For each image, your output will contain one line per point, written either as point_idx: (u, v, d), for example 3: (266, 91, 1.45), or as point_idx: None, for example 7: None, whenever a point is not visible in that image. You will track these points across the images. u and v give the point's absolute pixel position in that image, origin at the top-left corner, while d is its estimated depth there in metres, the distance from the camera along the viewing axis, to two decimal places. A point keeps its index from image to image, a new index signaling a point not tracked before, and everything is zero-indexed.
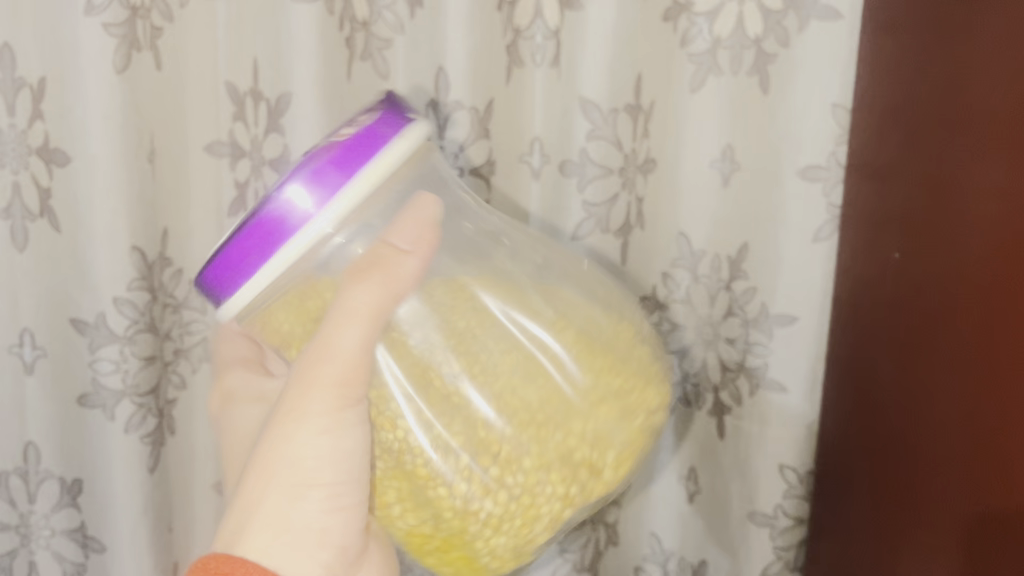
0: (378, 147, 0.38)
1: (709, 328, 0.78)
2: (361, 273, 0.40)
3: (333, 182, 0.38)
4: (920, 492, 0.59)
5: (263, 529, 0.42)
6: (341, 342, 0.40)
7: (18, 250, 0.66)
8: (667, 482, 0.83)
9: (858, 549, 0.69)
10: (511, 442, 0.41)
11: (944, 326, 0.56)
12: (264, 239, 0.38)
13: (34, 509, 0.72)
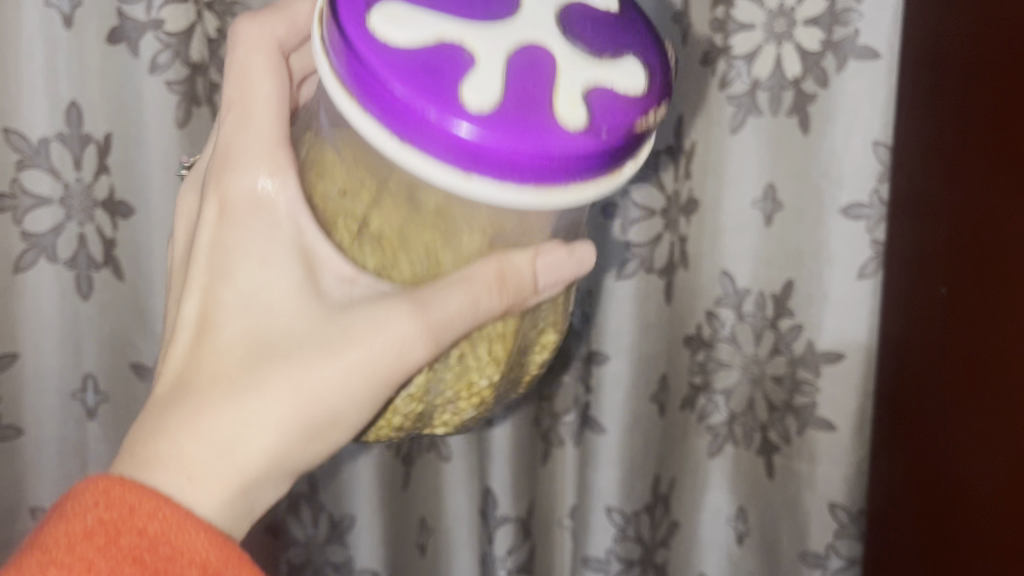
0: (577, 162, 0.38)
1: (756, 366, 0.78)
2: (510, 286, 0.42)
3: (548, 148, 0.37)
4: (966, 528, 0.60)
5: (252, 455, 0.39)
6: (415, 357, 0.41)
7: (82, 298, 0.67)
8: (713, 522, 0.83)
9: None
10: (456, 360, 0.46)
11: (988, 365, 0.57)
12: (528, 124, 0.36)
13: None
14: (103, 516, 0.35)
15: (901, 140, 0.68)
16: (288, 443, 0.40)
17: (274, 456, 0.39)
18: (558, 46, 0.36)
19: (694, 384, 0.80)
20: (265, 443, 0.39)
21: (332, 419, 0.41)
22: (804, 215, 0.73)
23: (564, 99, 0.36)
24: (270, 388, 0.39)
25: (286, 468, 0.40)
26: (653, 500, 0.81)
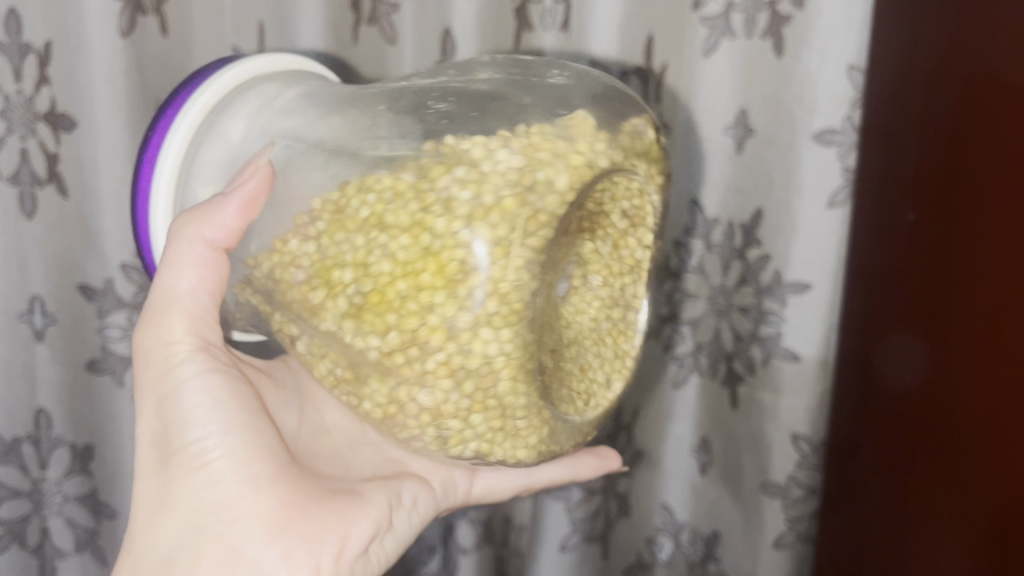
0: (170, 118, 0.43)
1: (723, 297, 0.77)
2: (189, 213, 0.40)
3: (151, 139, 0.43)
4: (926, 459, 0.60)
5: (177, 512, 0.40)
6: (180, 286, 0.40)
7: (26, 217, 0.64)
8: (677, 451, 0.83)
9: (868, 519, 0.70)
10: (459, 186, 0.36)
11: (958, 312, 0.56)
12: (142, 204, 0.44)
13: (47, 476, 0.70)
14: None
15: (880, 63, 0.66)
16: (156, 504, 0.40)
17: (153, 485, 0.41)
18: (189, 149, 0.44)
19: (660, 314, 0.79)
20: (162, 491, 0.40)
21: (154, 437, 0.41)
22: (776, 140, 0.71)
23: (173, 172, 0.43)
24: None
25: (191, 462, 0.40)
26: (615, 429, 0.80)
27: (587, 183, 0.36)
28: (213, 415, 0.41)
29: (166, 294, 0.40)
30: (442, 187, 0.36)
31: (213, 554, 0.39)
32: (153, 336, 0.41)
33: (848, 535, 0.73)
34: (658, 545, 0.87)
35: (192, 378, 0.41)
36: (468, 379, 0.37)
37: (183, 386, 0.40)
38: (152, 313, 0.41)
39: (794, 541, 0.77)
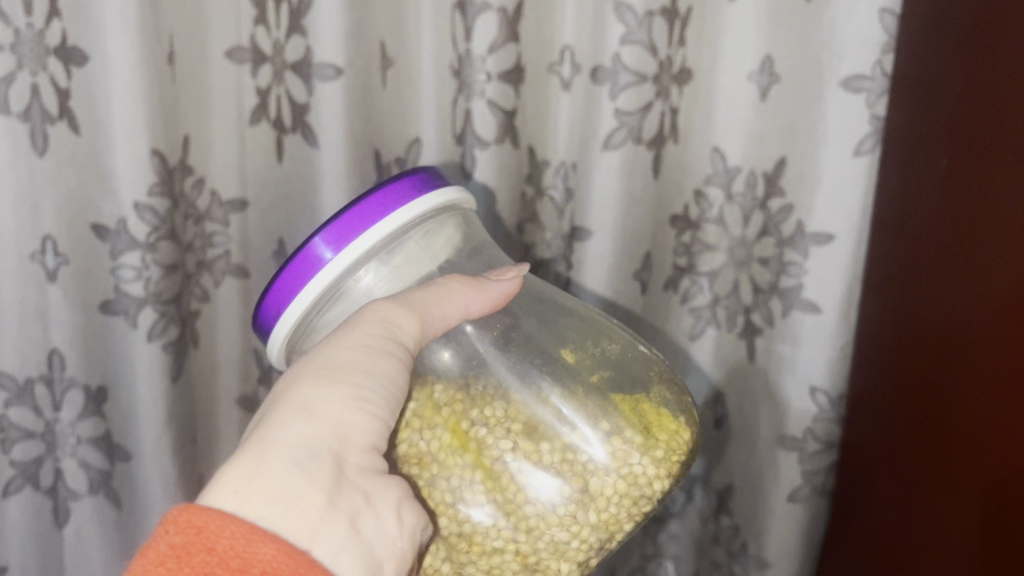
0: (388, 210, 0.46)
1: (743, 250, 0.76)
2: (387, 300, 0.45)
3: (342, 227, 0.45)
4: (954, 413, 0.60)
5: (286, 431, 0.39)
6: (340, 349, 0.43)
7: (39, 155, 0.62)
8: (692, 406, 0.82)
9: (891, 478, 0.69)
10: (535, 463, 0.46)
11: (996, 254, 0.54)
12: (302, 269, 0.46)
13: (59, 418, 0.70)
14: (175, 541, 0.32)
15: (913, 8, 0.65)
16: (270, 430, 0.39)
17: (297, 396, 0.40)
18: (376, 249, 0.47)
19: (678, 265, 0.78)
20: (310, 407, 0.40)
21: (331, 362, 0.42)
22: (801, 87, 0.70)
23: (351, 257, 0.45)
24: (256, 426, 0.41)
25: (350, 399, 0.41)
26: None
27: (666, 479, 0.48)
28: (383, 389, 0.43)
29: (426, 313, 0.46)
30: (539, 462, 0.46)
31: (328, 480, 0.38)
32: (384, 319, 0.44)
33: (865, 489, 0.73)
34: (671, 499, 0.85)
35: (390, 358, 0.44)
36: (542, 544, 0.46)
37: (355, 342, 0.43)
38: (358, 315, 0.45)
39: (810, 494, 0.78)
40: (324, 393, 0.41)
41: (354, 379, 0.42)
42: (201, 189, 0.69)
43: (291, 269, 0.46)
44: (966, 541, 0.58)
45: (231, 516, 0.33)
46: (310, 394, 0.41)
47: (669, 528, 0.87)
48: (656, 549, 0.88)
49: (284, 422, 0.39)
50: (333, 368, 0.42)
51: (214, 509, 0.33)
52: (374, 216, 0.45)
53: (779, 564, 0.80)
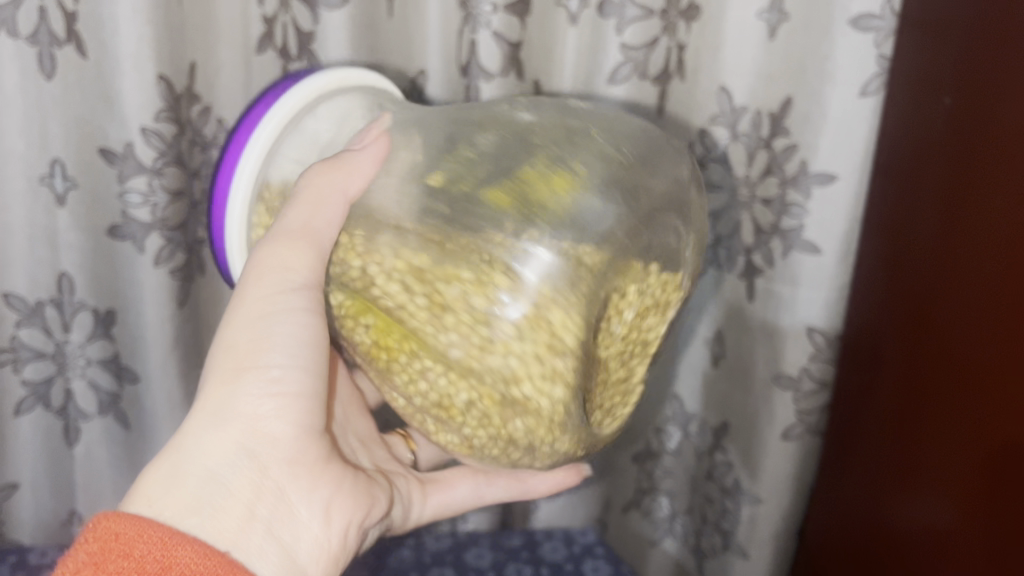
0: (261, 115, 0.47)
1: (746, 189, 0.75)
2: (281, 237, 0.43)
3: (236, 135, 0.47)
4: (948, 361, 0.61)
5: (201, 437, 0.43)
6: (252, 288, 0.44)
7: (46, 79, 0.63)
8: (690, 345, 0.83)
9: (885, 430, 0.70)
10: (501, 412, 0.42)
11: (999, 193, 0.55)
12: (219, 197, 0.47)
13: (69, 340, 0.71)
14: (91, 550, 0.36)
15: None
16: (184, 440, 0.43)
17: (210, 394, 0.44)
18: (267, 140, 0.46)
19: None
20: (222, 404, 0.44)
21: (232, 345, 0.45)
22: (811, 25, 0.68)
23: (259, 158, 0.46)
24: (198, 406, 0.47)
25: (250, 387, 0.44)
26: None
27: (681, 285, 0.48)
28: (298, 353, 0.45)
29: (305, 233, 0.43)
30: (501, 415, 0.42)
31: (252, 495, 0.43)
32: (277, 260, 0.43)
33: (858, 433, 0.75)
34: (666, 435, 0.88)
35: (287, 313, 0.44)
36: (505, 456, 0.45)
37: (273, 317, 0.44)
38: (254, 268, 0.44)
39: (803, 433, 0.78)
40: (241, 389, 0.44)
41: (261, 366, 0.44)
42: (207, 117, 0.69)
43: (213, 196, 0.48)
44: (961, 481, 0.59)
45: (146, 524, 0.38)
46: (223, 390, 0.44)
47: (664, 463, 0.89)
48: (652, 483, 0.90)
49: (199, 430, 0.43)
50: (242, 348, 0.44)
51: (132, 517, 0.38)
52: (263, 106, 0.47)
53: (770, 499, 0.81)
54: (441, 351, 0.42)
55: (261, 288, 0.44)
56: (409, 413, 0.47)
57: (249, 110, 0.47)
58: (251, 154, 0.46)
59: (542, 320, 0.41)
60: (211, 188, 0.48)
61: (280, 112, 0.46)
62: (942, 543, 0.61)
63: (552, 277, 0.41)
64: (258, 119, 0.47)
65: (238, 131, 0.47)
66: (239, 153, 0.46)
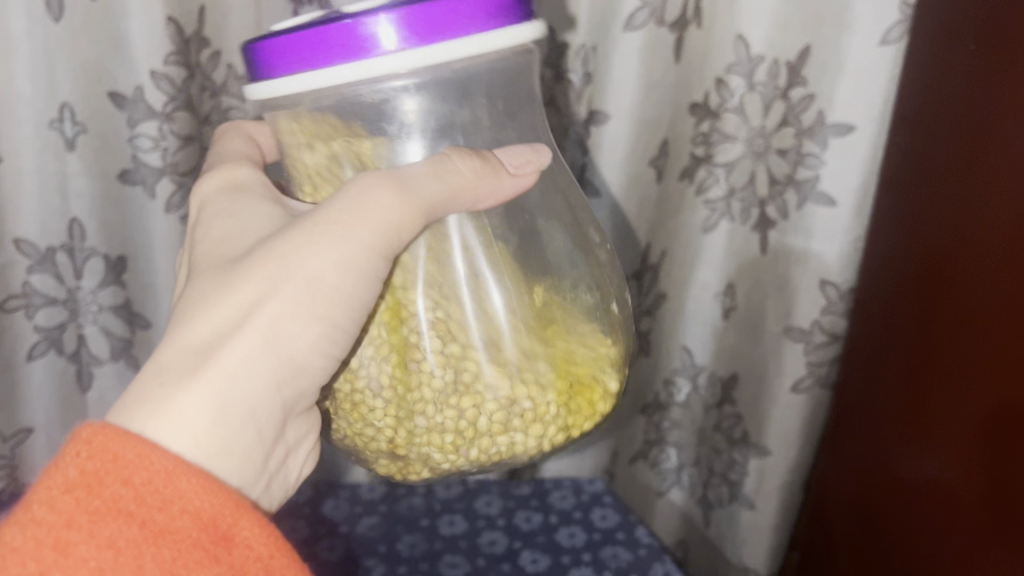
0: (443, 36, 0.37)
1: (762, 139, 0.74)
2: (366, 193, 0.39)
3: (395, 29, 0.37)
4: (957, 322, 0.62)
5: (236, 371, 0.37)
6: (340, 227, 0.39)
7: (53, 20, 0.62)
8: (701, 298, 0.83)
9: (890, 388, 0.71)
10: (397, 410, 0.43)
11: (1018, 147, 0.55)
12: (326, 46, 0.37)
13: (81, 286, 0.71)
14: (86, 466, 0.32)
15: None
16: (212, 371, 0.37)
17: (272, 314, 0.38)
18: (402, 65, 0.37)
19: (695, 155, 0.76)
20: (277, 339, 0.38)
21: (309, 281, 0.39)
22: None
23: (372, 69, 0.37)
24: (213, 306, 0.38)
25: (306, 333, 0.39)
26: (642, 268, 0.81)
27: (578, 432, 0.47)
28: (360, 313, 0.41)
29: (395, 190, 0.39)
30: (389, 406, 0.43)
31: (263, 443, 0.39)
32: (374, 211, 0.39)
33: (865, 388, 0.75)
34: (675, 386, 0.88)
35: (372, 277, 0.40)
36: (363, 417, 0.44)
37: (362, 277, 0.40)
38: (352, 194, 0.39)
39: (813, 386, 0.78)
40: (298, 332, 0.39)
41: (332, 322, 0.40)
42: (217, 62, 0.67)
43: (313, 40, 0.38)
44: (966, 427, 0.60)
45: (154, 447, 0.33)
46: (287, 324, 0.39)
47: (671, 416, 0.89)
48: (659, 435, 0.90)
49: (221, 366, 0.37)
50: (313, 287, 0.39)
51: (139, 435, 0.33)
52: (442, 28, 0.37)
53: (778, 452, 0.81)
54: (418, 355, 0.42)
55: (358, 242, 0.39)
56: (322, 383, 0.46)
57: (438, 3, 0.37)
58: (382, 62, 0.37)
59: (497, 368, 0.43)
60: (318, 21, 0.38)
61: (436, 59, 0.37)
62: (944, 489, 0.63)
63: (516, 337, 0.43)
64: (420, 41, 0.37)
65: (402, 15, 0.37)
66: (375, 49, 0.37)
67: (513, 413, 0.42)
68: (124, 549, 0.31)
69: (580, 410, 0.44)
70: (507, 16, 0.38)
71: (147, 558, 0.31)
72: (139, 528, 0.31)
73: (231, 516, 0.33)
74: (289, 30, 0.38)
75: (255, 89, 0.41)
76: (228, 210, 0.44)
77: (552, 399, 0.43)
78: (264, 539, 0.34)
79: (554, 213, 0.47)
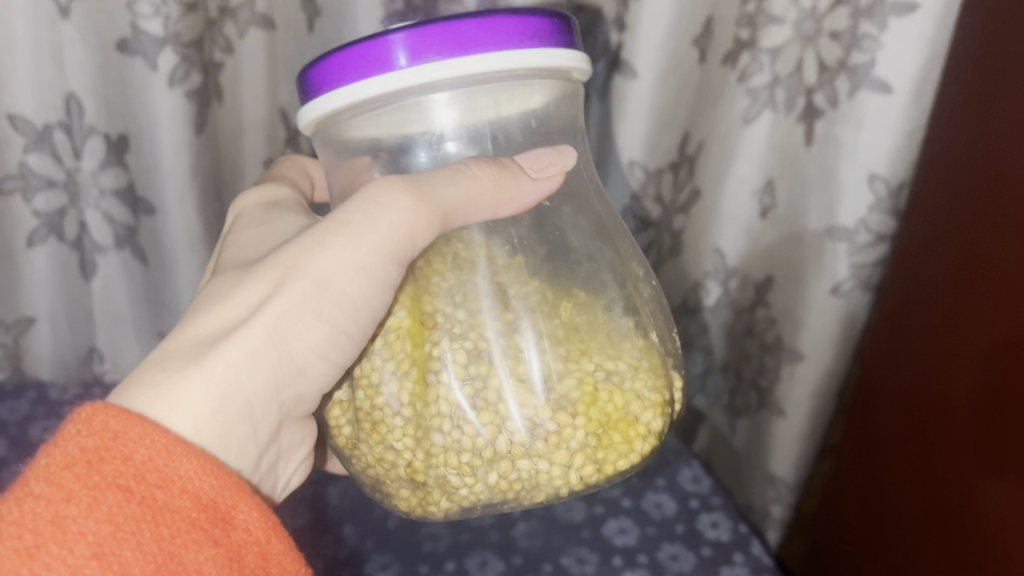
0: (473, 51, 0.41)
1: (812, 22, 0.68)
2: (378, 202, 0.42)
3: (430, 43, 0.40)
4: (1008, 240, 0.58)
5: (242, 365, 0.40)
6: (353, 242, 0.42)
7: None
8: (737, 194, 0.78)
9: (931, 303, 0.68)
10: (428, 441, 0.44)
11: None
12: (367, 62, 0.41)
13: (80, 168, 0.67)
14: (88, 445, 0.33)
15: None
16: (222, 360, 0.40)
17: (278, 312, 0.42)
18: (436, 72, 0.41)
19: (739, 38, 0.71)
20: (282, 338, 0.42)
21: (318, 283, 0.42)
22: None
23: (408, 75, 0.41)
24: (221, 308, 0.42)
25: (307, 334, 0.43)
26: (678, 159, 0.77)
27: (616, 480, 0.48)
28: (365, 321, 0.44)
29: (414, 198, 0.42)
30: (409, 429, 0.45)
31: (258, 433, 0.42)
32: (382, 225, 0.42)
33: (910, 292, 0.71)
34: (705, 289, 0.84)
35: (379, 288, 0.43)
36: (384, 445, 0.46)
37: (370, 289, 0.43)
38: (368, 201, 0.42)
39: (854, 289, 0.74)
40: (301, 333, 0.42)
41: (334, 326, 0.43)
42: None
43: (357, 53, 0.41)
44: (982, 396, 0.61)
45: (147, 424, 0.35)
46: (292, 322, 0.42)
47: (700, 319, 0.86)
48: (686, 338, 0.87)
49: (232, 361, 0.40)
50: (322, 291, 0.42)
51: (134, 414, 0.35)
52: (475, 42, 0.41)
53: (810, 357, 0.77)
54: (439, 382, 0.44)
55: (367, 256, 0.42)
56: (349, 412, 0.48)
57: (477, 23, 0.41)
58: (417, 72, 0.41)
59: (517, 390, 0.43)
60: (360, 40, 0.42)
61: (466, 69, 0.41)
62: (965, 459, 0.64)
63: (540, 360, 0.44)
64: (453, 54, 0.41)
65: (434, 32, 0.40)
66: (412, 62, 0.41)
67: (536, 433, 0.43)
68: (124, 523, 0.32)
69: (614, 436, 0.45)
70: (545, 38, 0.43)
71: (146, 534, 0.33)
72: (137, 504, 0.33)
73: (229, 498, 0.35)
74: (336, 51, 0.42)
75: (303, 113, 0.45)
76: (260, 229, 0.50)
77: (578, 421, 0.44)
78: (258, 525, 0.36)
79: (590, 236, 0.50)
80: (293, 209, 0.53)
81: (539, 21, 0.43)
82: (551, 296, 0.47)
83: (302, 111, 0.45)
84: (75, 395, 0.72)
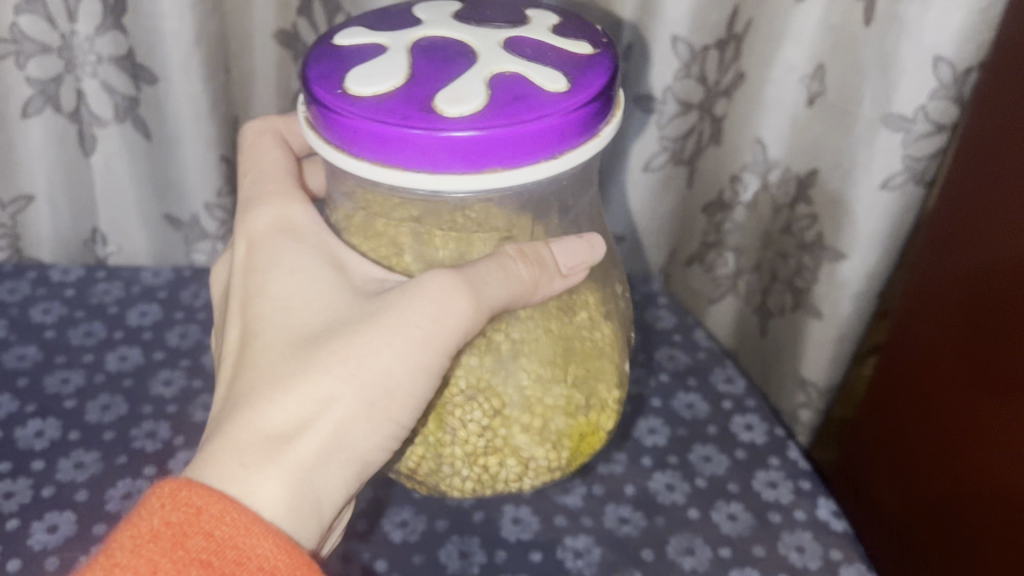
0: (512, 164, 0.38)
1: None
2: (439, 292, 0.39)
3: (469, 160, 0.38)
4: None
5: (312, 461, 0.38)
6: (416, 342, 0.39)
7: None
8: (783, 81, 0.71)
9: (983, 233, 0.63)
10: (440, 466, 0.45)
11: None
12: (397, 143, 0.37)
13: (75, 31, 0.62)
14: (172, 518, 0.34)
15: None
16: (291, 466, 0.37)
17: (344, 416, 0.38)
18: (463, 183, 0.38)
19: None
20: (349, 440, 0.39)
21: (383, 389, 0.39)
22: None
23: (437, 178, 0.38)
24: (277, 404, 0.38)
25: (375, 432, 0.39)
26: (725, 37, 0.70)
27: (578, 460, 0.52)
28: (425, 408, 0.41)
29: (472, 295, 0.39)
30: (424, 453, 0.45)
31: (324, 532, 0.39)
32: (434, 316, 0.39)
33: (967, 191, 0.64)
34: (742, 184, 0.79)
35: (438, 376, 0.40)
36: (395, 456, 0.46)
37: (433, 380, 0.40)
38: (423, 297, 0.39)
39: (906, 183, 0.68)
40: (365, 429, 0.39)
41: (399, 424, 0.40)
42: None
43: (385, 134, 0.37)
44: (999, 392, 0.60)
45: (225, 518, 0.35)
46: (357, 422, 0.39)
47: (734, 216, 0.81)
48: (719, 236, 0.83)
49: (302, 461, 0.37)
50: (387, 392, 0.39)
51: (215, 487, 0.35)
52: (516, 151, 0.38)
53: (854, 256, 0.72)
54: (455, 427, 0.44)
55: (435, 347, 0.39)
56: None
57: (527, 133, 0.38)
58: (448, 186, 0.38)
59: (525, 435, 0.44)
60: (396, 116, 0.37)
61: (499, 185, 0.39)
62: (960, 469, 0.65)
63: (551, 402, 0.44)
64: (488, 171, 0.38)
65: (470, 140, 0.37)
66: (442, 164, 0.38)
67: (528, 467, 0.45)
68: None
69: (583, 454, 0.46)
70: (583, 131, 0.40)
71: None
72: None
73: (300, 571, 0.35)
74: (365, 112, 0.38)
75: (314, 134, 0.41)
76: (289, 268, 0.43)
77: (563, 454, 0.45)
78: None
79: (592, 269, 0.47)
80: (285, 214, 0.46)
81: (588, 108, 0.39)
82: (557, 331, 0.45)
83: (309, 124, 0.41)
84: (77, 278, 0.68)
